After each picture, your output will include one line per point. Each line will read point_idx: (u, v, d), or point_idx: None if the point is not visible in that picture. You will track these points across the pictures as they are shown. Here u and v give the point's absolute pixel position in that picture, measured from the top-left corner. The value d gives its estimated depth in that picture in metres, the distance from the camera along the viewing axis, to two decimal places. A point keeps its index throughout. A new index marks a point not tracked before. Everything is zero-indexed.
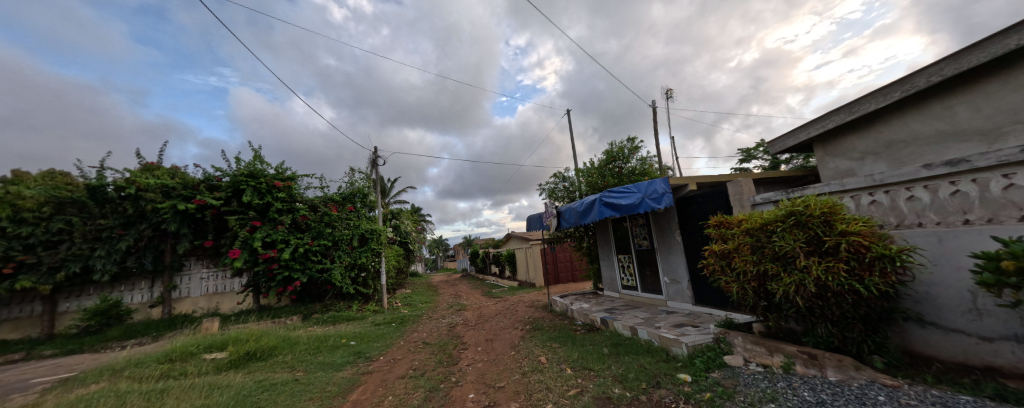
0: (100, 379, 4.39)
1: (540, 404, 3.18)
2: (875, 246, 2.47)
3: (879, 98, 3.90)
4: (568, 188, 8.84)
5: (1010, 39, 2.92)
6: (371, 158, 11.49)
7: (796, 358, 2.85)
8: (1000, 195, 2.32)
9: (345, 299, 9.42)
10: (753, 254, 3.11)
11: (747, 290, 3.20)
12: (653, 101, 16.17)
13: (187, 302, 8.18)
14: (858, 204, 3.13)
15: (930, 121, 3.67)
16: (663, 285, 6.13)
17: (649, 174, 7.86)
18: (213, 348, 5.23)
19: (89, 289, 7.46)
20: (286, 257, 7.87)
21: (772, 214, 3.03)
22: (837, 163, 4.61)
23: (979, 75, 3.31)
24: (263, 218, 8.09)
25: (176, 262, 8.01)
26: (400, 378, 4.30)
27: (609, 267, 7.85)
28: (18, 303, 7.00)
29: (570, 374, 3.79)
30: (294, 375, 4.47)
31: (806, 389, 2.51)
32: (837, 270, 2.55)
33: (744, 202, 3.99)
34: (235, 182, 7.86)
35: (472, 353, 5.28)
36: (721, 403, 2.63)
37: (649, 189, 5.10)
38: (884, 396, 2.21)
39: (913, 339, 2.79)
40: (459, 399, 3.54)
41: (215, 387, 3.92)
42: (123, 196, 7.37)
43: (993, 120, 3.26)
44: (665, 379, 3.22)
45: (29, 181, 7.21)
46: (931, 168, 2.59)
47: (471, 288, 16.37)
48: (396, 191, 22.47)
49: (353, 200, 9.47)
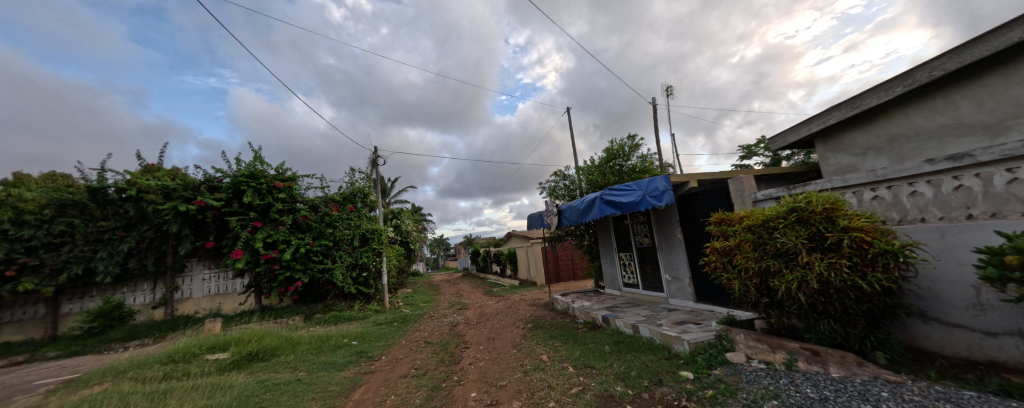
0: (103, 380, 4.40)
1: (542, 402, 3.18)
2: (878, 241, 2.46)
3: (881, 93, 3.87)
4: (568, 186, 8.82)
5: (1013, 32, 2.88)
6: (371, 158, 11.46)
7: (798, 355, 2.85)
8: (1004, 189, 2.30)
9: (347, 299, 9.45)
10: (754, 250, 3.09)
11: (748, 287, 3.19)
12: (653, 99, 16.18)
13: (189, 303, 8.21)
14: (860, 199, 3.12)
15: (933, 116, 3.65)
16: (664, 282, 6.15)
17: (649, 172, 7.86)
18: (216, 348, 5.25)
19: (92, 291, 7.49)
20: (287, 257, 7.89)
21: (773, 211, 3.02)
22: (839, 158, 4.60)
23: (982, 69, 3.29)
24: (263, 219, 8.10)
25: (178, 263, 8.04)
26: (402, 378, 4.31)
27: (609, 265, 7.89)
28: (21, 305, 7.04)
29: (571, 372, 3.80)
30: (296, 374, 4.49)
31: (809, 385, 2.51)
32: (840, 266, 2.54)
33: (745, 199, 3.97)
34: (235, 182, 7.85)
35: (474, 351, 5.29)
36: (724, 400, 2.63)
37: (649, 187, 5.05)
38: (887, 392, 2.21)
39: (917, 335, 2.78)
40: (461, 398, 3.55)
41: (219, 388, 3.93)
42: (124, 197, 7.39)
43: (996, 114, 3.24)
44: (668, 377, 3.22)
45: (30, 184, 7.23)
46: (934, 162, 2.59)
47: (472, 287, 16.48)
48: (397, 191, 22.44)
49: (354, 200, 9.46)
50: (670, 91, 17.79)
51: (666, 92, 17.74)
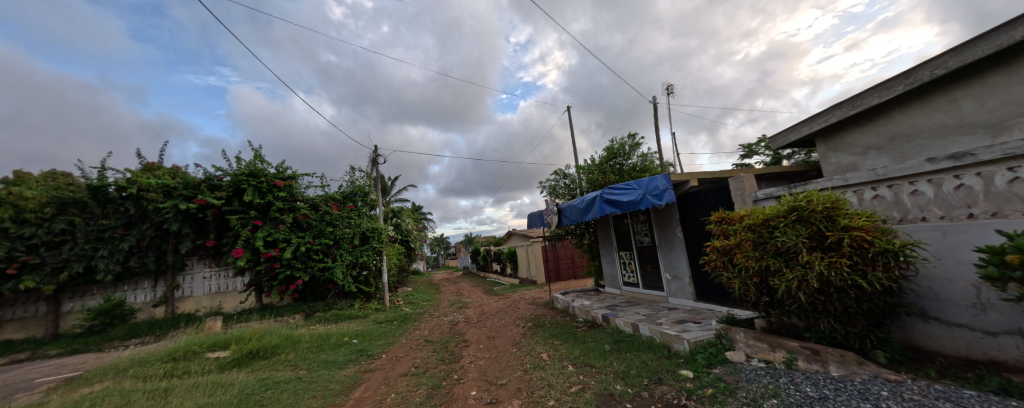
0: (104, 378, 4.41)
1: (542, 401, 3.18)
2: (878, 240, 2.46)
3: (883, 91, 3.84)
4: (568, 185, 8.83)
5: (1015, 30, 2.86)
6: (371, 157, 11.43)
7: (798, 354, 2.85)
8: (1005, 188, 2.29)
9: (347, 298, 9.46)
10: (755, 250, 3.08)
11: (748, 286, 3.19)
12: (653, 98, 16.34)
13: (189, 301, 8.21)
14: (861, 198, 3.11)
15: (934, 115, 3.64)
16: (664, 282, 6.14)
17: (649, 171, 7.86)
18: (216, 347, 5.23)
19: (93, 289, 7.51)
20: (287, 256, 7.90)
21: (773, 210, 3.02)
22: (840, 157, 4.60)
23: (985, 67, 3.27)
24: (263, 217, 8.11)
25: (178, 262, 8.04)
26: (402, 376, 4.33)
27: (609, 263, 7.91)
28: (22, 303, 7.05)
29: (571, 371, 3.81)
30: (297, 373, 4.50)
31: (809, 384, 2.50)
32: (840, 265, 2.53)
33: (745, 198, 3.97)
34: (235, 181, 7.84)
35: (474, 350, 5.30)
36: (724, 399, 2.62)
37: (649, 186, 5.02)
38: (887, 391, 2.20)
39: (917, 334, 2.78)
40: (461, 396, 3.55)
41: (220, 386, 3.94)
42: (124, 196, 7.41)
43: (998, 113, 3.23)
44: (668, 376, 3.22)
45: (31, 181, 7.24)
46: (936, 162, 2.58)
47: (473, 286, 16.45)
48: (397, 190, 22.42)
49: (354, 199, 9.44)
50: (670, 89, 17.88)
51: (666, 91, 17.85)
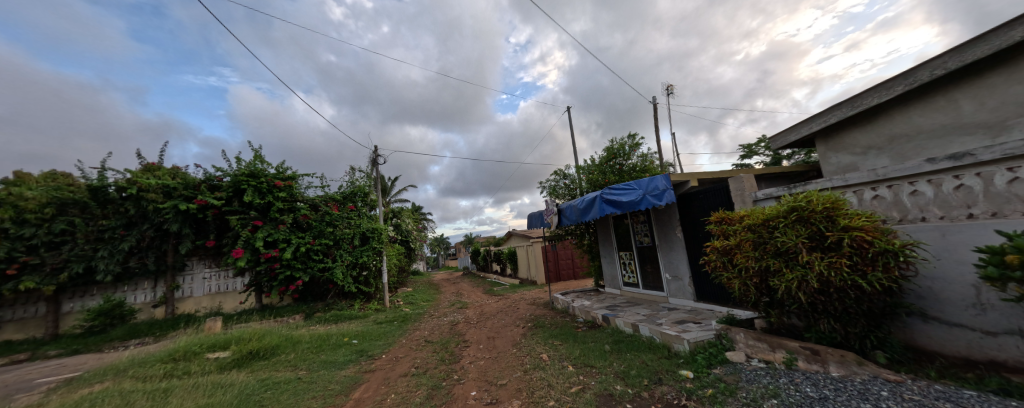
0: (105, 378, 4.42)
1: (542, 401, 3.19)
2: (878, 240, 2.46)
3: (882, 92, 3.85)
4: (568, 185, 8.83)
5: (1015, 31, 2.87)
6: (372, 157, 11.43)
7: (798, 354, 2.85)
8: (1005, 189, 2.29)
9: (347, 298, 9.46)
10: (755, 250, 3.08)
11: (748, 286, 3.19)
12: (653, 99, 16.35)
13: (189, 301, 8.21)
14: (860, 198, 3.11)
15: (934, 115, 3.64)
16: (664, 282, 6.14)
17: (649, 171, 7.86)
18: (216, 347, 5.23)
19: (93, 289, 7.51)
20: (287, 256, 7.90)
21: (773, 210, 3.02)
22: (840, 157, 4.60)
23: (985, 67, 3.27)
24: (263, 218, 8.10)
25: (178, 262, 8.04)
26: (402, 376, 4.33)
27: (609, 263, 7.91)
28: (22, 303, 7.05)
29: (571, 371, 3.81)
30: (297, 373, 4.50)
31: (809, 384, 2.50)
32: (840, 265, 2.53)
33: (745, 198, 3.97)
34: (235, 181, 7.84)
35: (474, 350, 5.29)
36: (724, 400, 2.62)
37: (649, 186, 5.02)
38: (887, 391, 2.20)
39: (917, 334, 2.78)
40: (461, 397, 3.55)
41: (220, 386, 3.94)
42: (125, 196, 7.41)
43: (998, 113, 3.24)
44: (668, 376, 3.22)
45: (31, 182, 7.24)
46: (936, 162, 2.58)
47: (473, 286, 16.45)
48: (397, 190, 22.44)
49: (354, 200, 9.44)
50: (670, 89, 17.90)
51: (666, 91, 17.88)
